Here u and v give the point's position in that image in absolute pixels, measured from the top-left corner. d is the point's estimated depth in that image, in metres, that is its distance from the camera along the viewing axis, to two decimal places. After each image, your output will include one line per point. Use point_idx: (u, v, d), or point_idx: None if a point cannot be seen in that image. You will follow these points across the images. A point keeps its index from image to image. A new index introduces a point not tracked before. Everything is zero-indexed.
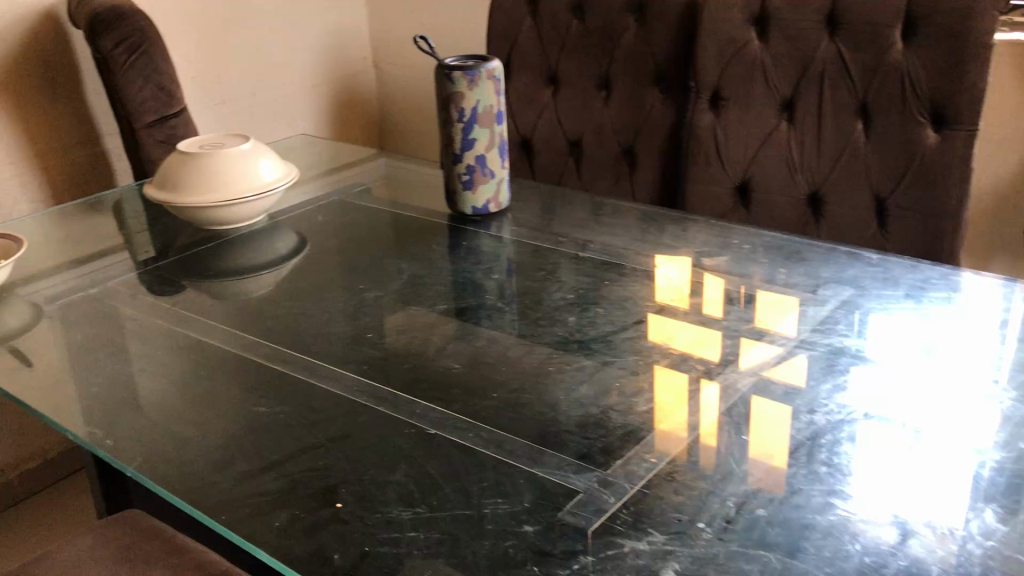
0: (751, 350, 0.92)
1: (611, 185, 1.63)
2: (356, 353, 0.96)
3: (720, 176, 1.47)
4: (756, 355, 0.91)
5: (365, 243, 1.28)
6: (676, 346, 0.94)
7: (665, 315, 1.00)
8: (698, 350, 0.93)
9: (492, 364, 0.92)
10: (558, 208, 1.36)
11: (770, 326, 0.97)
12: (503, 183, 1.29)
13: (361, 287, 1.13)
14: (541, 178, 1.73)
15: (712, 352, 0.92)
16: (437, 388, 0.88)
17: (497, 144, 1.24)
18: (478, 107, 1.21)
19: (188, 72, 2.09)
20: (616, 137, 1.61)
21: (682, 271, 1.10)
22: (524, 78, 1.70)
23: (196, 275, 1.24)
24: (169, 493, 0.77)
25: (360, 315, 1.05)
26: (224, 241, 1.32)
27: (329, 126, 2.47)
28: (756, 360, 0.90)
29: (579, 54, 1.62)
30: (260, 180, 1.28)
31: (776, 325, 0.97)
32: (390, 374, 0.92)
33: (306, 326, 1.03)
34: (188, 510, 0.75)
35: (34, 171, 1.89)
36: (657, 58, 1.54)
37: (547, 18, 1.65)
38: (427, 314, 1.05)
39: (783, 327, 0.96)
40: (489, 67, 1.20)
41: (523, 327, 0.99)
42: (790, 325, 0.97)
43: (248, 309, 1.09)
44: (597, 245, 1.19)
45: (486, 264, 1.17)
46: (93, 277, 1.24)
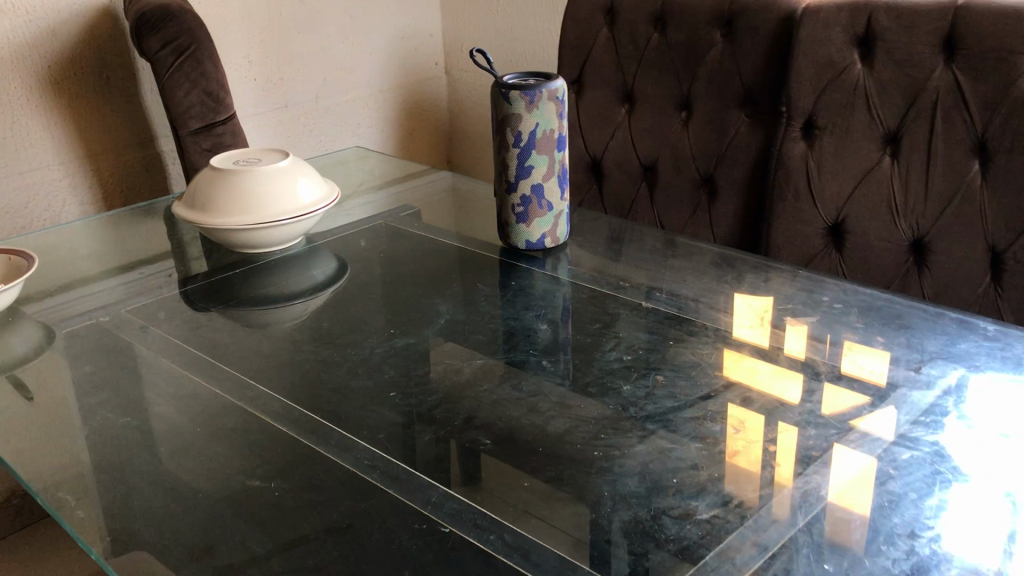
0: (838, 395, 0.83)
1: (688, 216, 1.49)
2: (374, 416, 0.83)
3: (811, 214, 1.32)
4: (842, 404, 0.82)
5: (407, 275, 1.16)
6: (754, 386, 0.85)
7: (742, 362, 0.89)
8: (780, 392, 0.84)
9: (530, 439, 0.79)
10: (624, 244, 1.22)
11: (862, 372, 0.86)
12: (563, 217, 1.15)
13: (393, 329, 1.00)
14: (611, 204, 1.59)
15: (792, 394, 0.83)
16: (459, 469, 0.75)
17: (557, 172, 1.12)
18: (536, 131, 1.09)
19: (248, 75, 2.01)
20: (695, 164, 1.46)
21: (763, 331, 0.95)
22: (597, 94, 1.56)
23: (224, 302, 1.13)
24: None
25: (387, 364, 0.92)
26: (259, 265, 1.21)
27: (396, 133, 2.37)
28: (841, 408, 0.81)
29: (659, 70, 1.48)
30: (298, 202, 1.18)
31: (869, 371, 0.87)
32: (409, 444, 0.79)
33: (326, 375, 0.91)
34: None
35: (85, 172, 1.83)
36: (745, 79, 1.39)
37: (625, 30, 1.51)
38: (464, 366, 0.92)
39: (877, 374, 0.86)
40: (552, 86, 1.08)
41: (571, 392, 0.86)
42: (884, 373, 0.86)
43: (266, 349, 0.98)
44: (665, 295, 1.04)
45: (536, 309, 1.03)
46: (110, 297, 1.15)
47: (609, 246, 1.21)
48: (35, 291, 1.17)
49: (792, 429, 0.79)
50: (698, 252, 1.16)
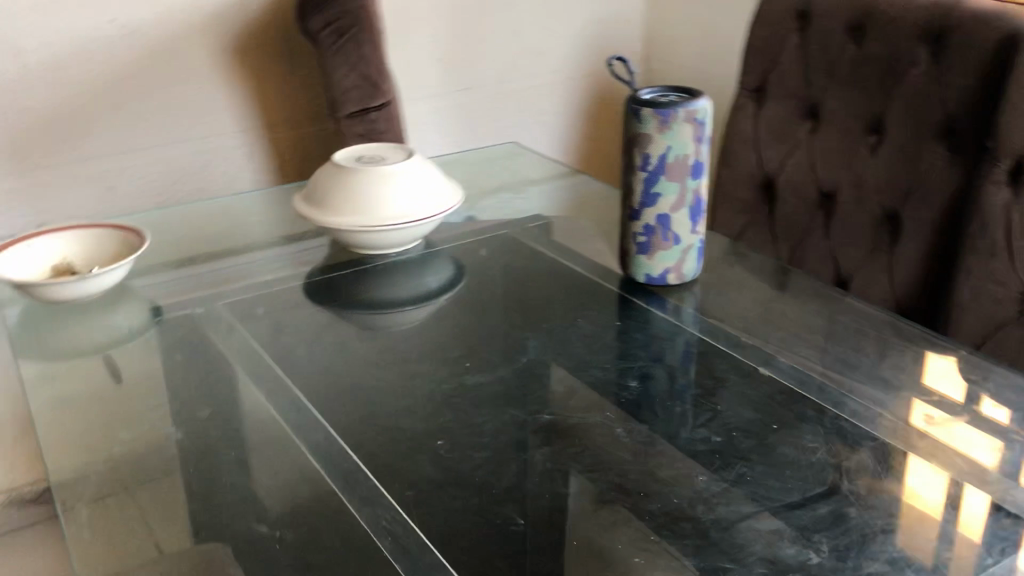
0: None
1: (866, 255, 1.30)
2: (410, 464, 0.76)
3: (1006, 274, 1.11)
4: None
5: (515, 297, 1.07)
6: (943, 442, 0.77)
7: (937, 422, 0.79)
8: (975, 452, 0.75)
9: (567, 526, 0.68)
10: (767, 286, 1.07)
11: None
12: (692, 252, 1.01)
13: (473, 361, 0.92)
14: (781, 231, 1.42)
15: (988, 456, 0.74)
16: (472, 555, 0.67)
17: (688, 203, 0.99)
18: (668, 155, 0.96)
19: (433, 54, 1.98)
20: (880, 198, 1.27)
21: (886, 427, 0.79)
22: (779, 106, 1.39)
23: (329, 303, 1.09)
24: None
25: (449, 404, 0.84)
26: (376, 265, 1.16)
27: (584, 122, 2.27)
28: None
29: (850, 87, 1.30)
30: (419, 210, 1.13)
31: None
32: (431, 511, 0.70)
33: (382, 407, 0.84)
34: None
35: (262, 142, 1.86)
36: (948, 106, 1.18)
37: (817, 38, 1.33)
38: (530, 417, 0.82)
39: None
40: (691, 106, 0.95)
41: (634, 471, 0.74)
42: None
43: (337, 366, 0.92)
44: (788, 363, 0.89)
45: (634, 358, 0.92)
46: (220, 280, 1.14)
47: (746, 288, 1.06)
48: (153, 264, 1.18)
49: (980, 492, 0.71)
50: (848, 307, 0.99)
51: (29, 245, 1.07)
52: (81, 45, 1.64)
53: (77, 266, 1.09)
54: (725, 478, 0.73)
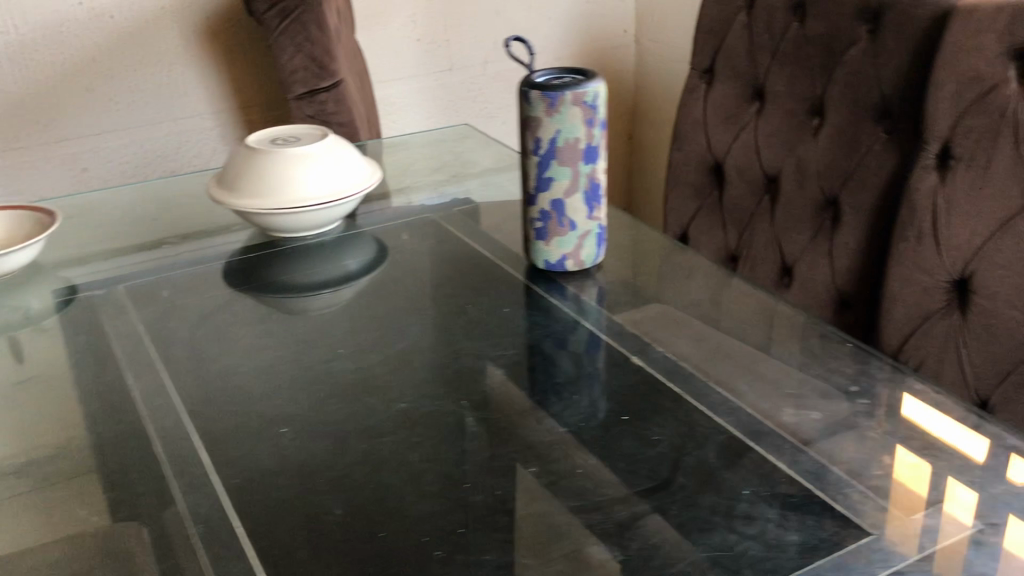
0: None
1: (806, 241, 1.26)
2: (248, 451, 0.75)
3: (934, 263, 1.07)
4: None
5: (418, 284, 1.06)
6: (933, 434, 0.72)
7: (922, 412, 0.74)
8: (969, 444, 0.70)
9: (380, 517, 0.67)
10: (674, 270, 1.04)
11: None
12: (590, 239, 0.99)
13: (350, 348, 0.91)
14: (729, 215, 1.39)
15: (982, 449, 0.69)
16: (273, 543, 0.66)
17: (582, 188, 0.96)
18: (558, 138, 0.94)
19: (412, 35, 1.96)
20: (819, 182, 1.23)
21: (739, 421, 0.76)
22: (727, 87, 1.35)
23: (239, 284, 1.09)
24: None
25: (309, 392, 0.83)
26: (293, 247, 1.16)
27: None
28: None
29: (792, 67, 1.25)
30: (330, 186, 1.13)
31: None
32: (247, 499, 0.70)
33: (242, 392, 0.84)
34: None
35: (236, 123, 1.87)
36: (883, 87, 1.14)
37: (762, 16, 1.29)
38: (383, 406, 0.81)
39: None
40: (579, 88, 0.92)
41: (464, 462, 0.72)
42: None
43: (216, 350, 0.92)
44: (664, 354, 0.87)
45: (512, 345, 0.90)
46: (142, 262, 1.14)
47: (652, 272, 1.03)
48: (70, 237, 1.18)
49: (971, 490, 0.66)
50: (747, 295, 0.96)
51: None
52: (51, 29, 1.65)
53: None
54: (555, 471, 0.71)
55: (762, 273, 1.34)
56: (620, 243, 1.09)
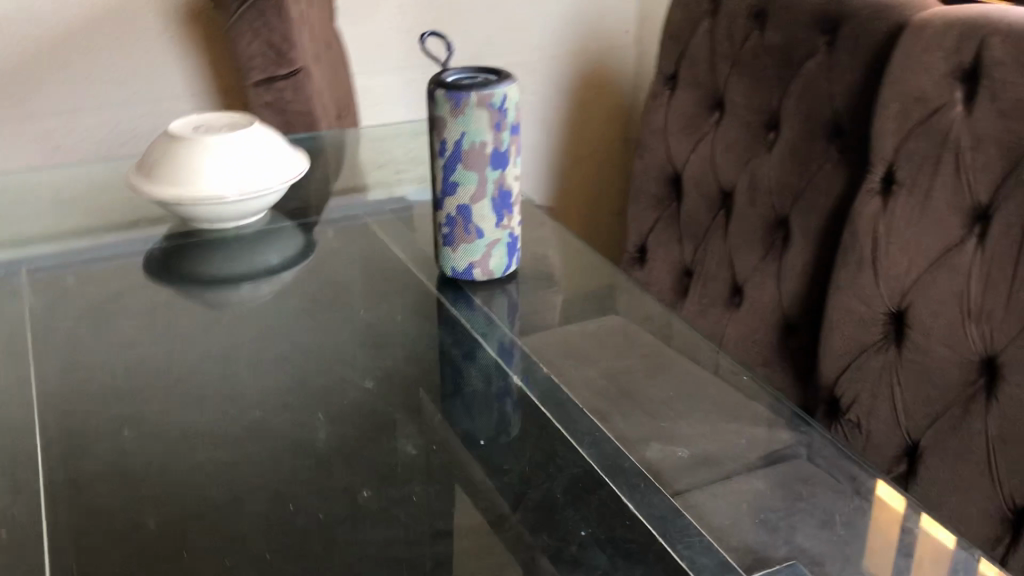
0: None
1: (756, 261, 1.20)
2: (84, 451, 0.72)
3: (872, 293, 1.00)
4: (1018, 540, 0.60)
5: (326, 284, 1.02)
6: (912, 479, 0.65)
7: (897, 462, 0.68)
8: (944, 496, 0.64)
9: (192, 533, 0.64)
10: (591, 285, 0.99)
11: None
12: (498, 248, 0.94)
13: (231, 350, 0.87)
14: (686, 228, 1.33)
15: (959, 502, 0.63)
16: (74, 559, 0.62)
17: (490, 194, 0.91)
18: (463, 141, 0.89)
19: (402, 26, 1.92)
20: (771, 200, 1.17)
21: (599, 449, 0.72)
22: (689, 95, 1.30)
23: (152, 271, 1.05)
24: None
25: (171, 395, 0.80)
26: (215, 238, 1.13)
27: (569, 103, 2.18)
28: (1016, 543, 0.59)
29: (750, 78, 1.20)
30: (254, 178, 1.10)
31: None
32: (62, 507, 0.66)
33: (103, 387, 0.81)
34: None
35: (214, 106, 1.85)
36: (835, 103, 1.08)
37: (725, 23, 1.23)
38: (241, 416, 0.77)
39: None
40: (485, 90, 0.88)
41: (298, 487, 0.69)
42: None
43: (96, 340, 0.89)
44: (549, 375, 0.82)
45: (395, 354, 0.85)
46: (64, 244, 1.11)
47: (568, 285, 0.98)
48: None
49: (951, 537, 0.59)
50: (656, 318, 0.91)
51: None
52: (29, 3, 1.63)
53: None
54: (390, 500, 0.68)
55: (713, 290, 1.28)
56: (542, 252, 1.04)
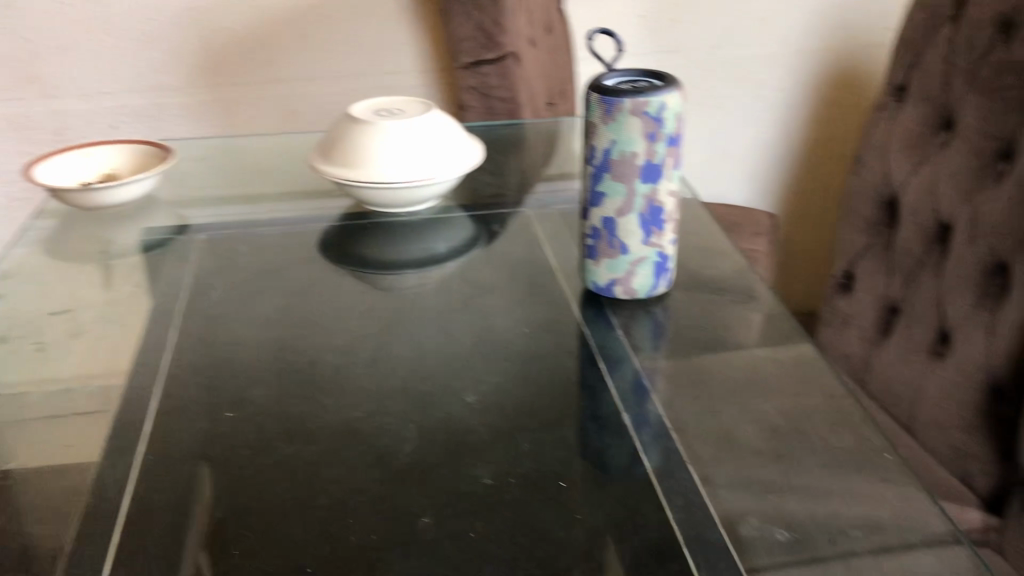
0: None
1: (968, 307, 1.04)
2: (186, 427, 0.74)
3: None
4: None
5: (474, 278, 0.99)
6: None
7: None
8: None
9: (248, 529, 0.64)
10: (745, 312, 0.88)
11: None
12: (643, 267, 0.88)
13: (350, 338, 0.86)
14: (896, 260, 1.19)
15: None
16: (134, 542, 0.64)
17: (638, 208, 0.85)
18: (613, 150, 0.83)
19: (637, 11, 1.85)
20: (990, 241, 1.01)
21: (685, 513, 0.64)
22: (918, 112, 1.16)
23: (333, 257, 1.09)
24: None
25: (280, 380, 0.80)
26: (391, 222, 1.13)
27: (812, 103, 2.02)
28: None
29: (985, 97, 1.04)
30: (426, 168, 1.09)
31: None
32: (144, 492, 0.69)
33: (227, 362, 0.83)
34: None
35: (442, 82, 1.87)
36: None
37: (966, 32, 1.08)
38: (334, 410, 0.75)
39: None
40: (640, 97, 0.81)
41: (360, 498, 0.66)
42: None
43: (239, 313, 0.92)
44: (661, 413, 0.74)
45: (505, 366, 0.81)
46: (249, 209, 1.16)
47: (716, 311, 0.88)
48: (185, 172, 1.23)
49: None
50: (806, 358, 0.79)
51: (85, 150, 1.16)
52: None
53: (121, 174, 1.17)
54: (446, 530, 0.63)
55: (918, 335, 1.13)
56: (701, 275, 0.95)
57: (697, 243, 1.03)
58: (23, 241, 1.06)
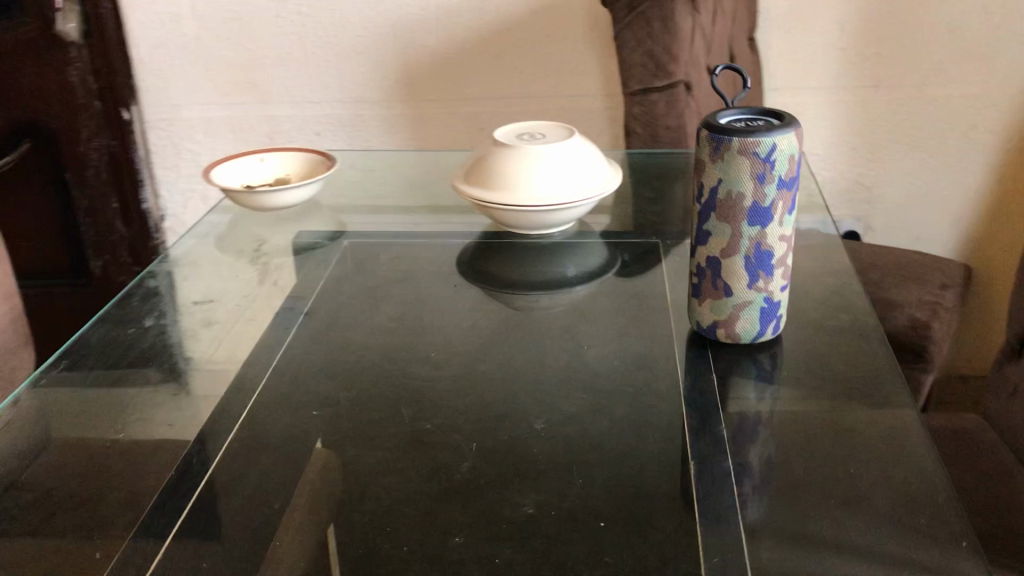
0: None
1: None
2: (275, 424, 0.81)
3: None
4: None
5: (589, 304, 0.99)
6: None
7: None
8: None
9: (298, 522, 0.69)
10: (852, 371, 0.83)
11: None
12: (748, 312, 0.84)
13: (446, 353, 0.89)
14: None
15: None
16: (199, 524, 0.70)
17: (743, 250, 0.82)
18: (719, 189, 0.81)
19: (836, 44, 1.78)
20: None
21: (718, 567, 0.62)
22: None
23: (468, 274, 1.12)
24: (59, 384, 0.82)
25: (369, 386, 0.84)
26: (530, 243, 1.15)
27: None
28: None
29: None
30: (566, 192, 1.10)
31: None
32: (222, 480, 0.75)
33: (332, 364, 0.88)
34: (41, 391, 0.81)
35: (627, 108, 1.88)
36: None
37: None
38: (407, 422, 0.78)
39: None
40: (748, 137, 0.78)
41: (406, 509, 0.69)
42: None
43: (358, 318, 0.97)
44: (726, 464, 0.72)
45: (582, 400, 0.81)
46: (403, 219, 1.22)
47: (822, 367, 0.84)
48: (348, 181, 1.32)
49: None
50: (899, 428, 0.73)
51: (262, 156, 1.27)
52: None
53: (291, 179, 1.26)
54: (473, 550, 0.64)
55: None
56: (818, 328, 0.90)
57: (827, 295, 0.97)
58: (194, 229, 1.17)
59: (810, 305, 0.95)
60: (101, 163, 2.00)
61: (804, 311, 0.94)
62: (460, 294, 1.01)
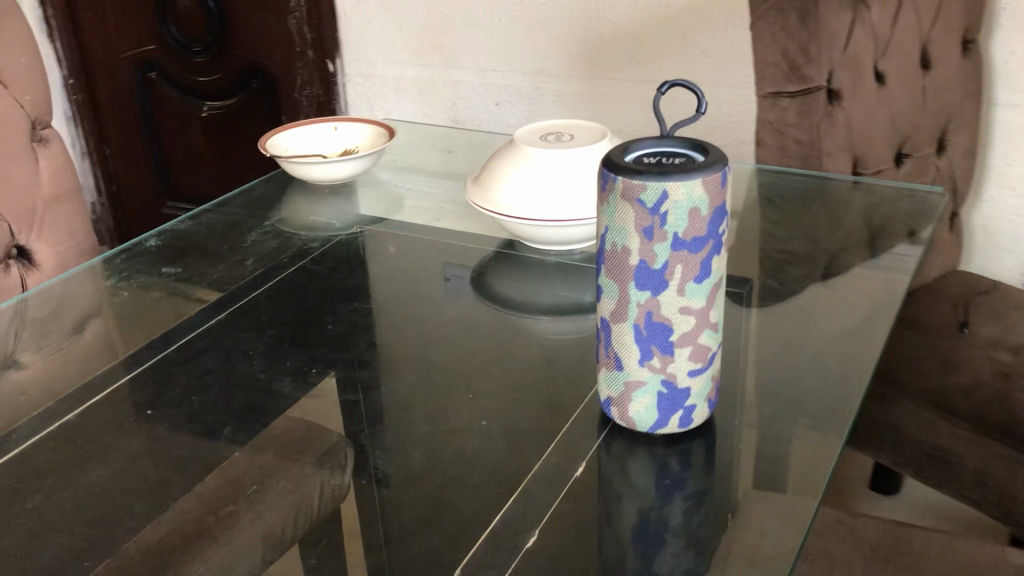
0: None
1: None
2: (120, 415, 0.79)
3: None
4: None
5: (533, 351, 0.87)
6: None
7: None
8: None
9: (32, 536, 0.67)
10: (732, 518, 0.65)
11: None
12: (642, 394, 0.67)
13: (319, 394, 0.80)
14: None
15: None
16: None
17: (632, 318, 0.65)
18: (608, 238, 0.64)
19: None
20: None
21: None
22: None
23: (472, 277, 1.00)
24: (80, 307, 0.95)
25: (214, 410, 0.79)
26: (549, 259, 1.01)
27: None
28: None
29: None
30: (572, 211, 0.93)
31: None
32: (21, 460, 0.75)
33: (219, 363, 0.84)
34: (48, 317, 0.94)
35: None
36: None
37: None
38: (201, 465, 0.73)
39: None
40: (633, 181, 0.61)
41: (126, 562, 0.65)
42: None
43: (292, 315, 0.91)
44: None
45: (396, 492, 0.70)
46: (443, 206, 1.13)
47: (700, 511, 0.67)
48: (416, 171, 1.25)
49: None
50: None
51: (336, 124, 1.22)
52: None
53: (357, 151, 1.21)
54: None
55: None
56: (743, 452, 0.71)
57: (803, 418, 0.75)
58: (234, 196, 1.16)
59: (763, 434, 0.74)
60: (311, 110, 2.08)
61: (748, 436, 0.74)
62: (402, 320, 0.91)
